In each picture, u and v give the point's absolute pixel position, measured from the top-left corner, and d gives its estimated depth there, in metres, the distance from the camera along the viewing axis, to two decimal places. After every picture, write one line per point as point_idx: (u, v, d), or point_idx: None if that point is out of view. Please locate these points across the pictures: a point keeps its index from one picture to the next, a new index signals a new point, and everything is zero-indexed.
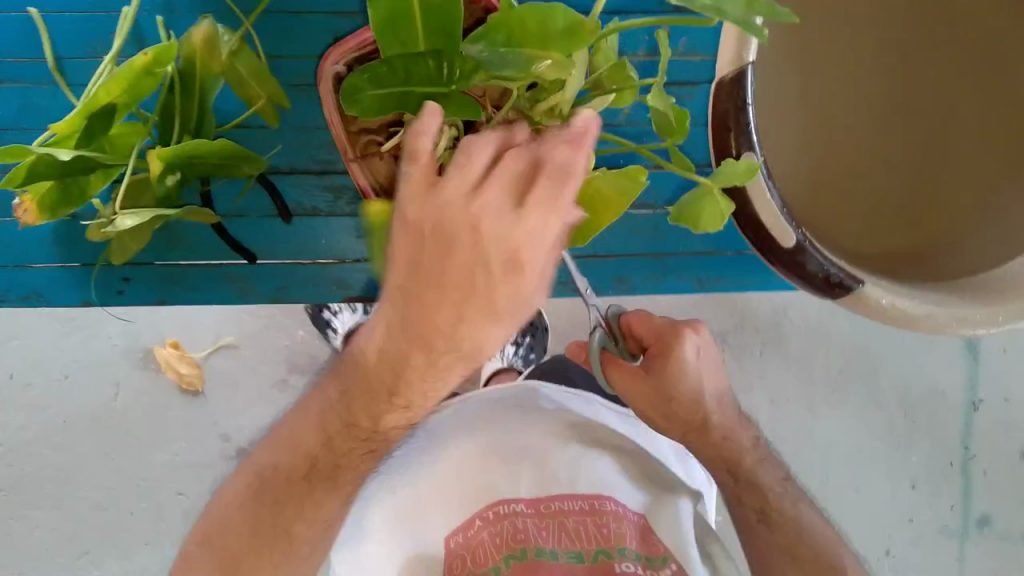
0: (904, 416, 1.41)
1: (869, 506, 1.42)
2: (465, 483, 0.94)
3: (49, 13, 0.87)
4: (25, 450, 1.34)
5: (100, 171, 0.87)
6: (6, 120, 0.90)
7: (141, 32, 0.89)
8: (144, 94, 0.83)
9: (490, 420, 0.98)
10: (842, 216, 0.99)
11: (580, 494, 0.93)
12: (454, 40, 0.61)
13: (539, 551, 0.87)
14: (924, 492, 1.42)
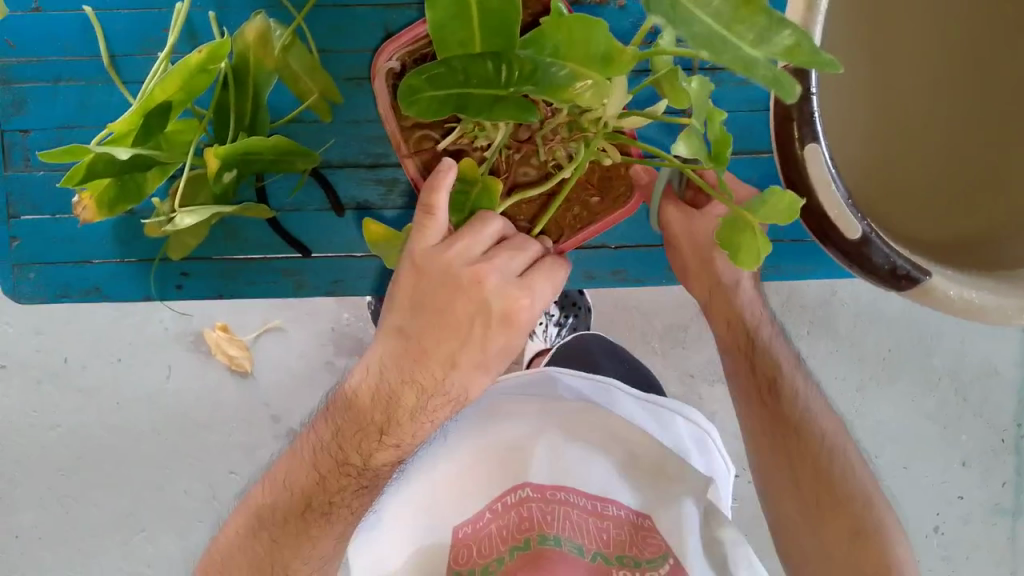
0: (955, 395, 1.39)
1: (919, 491, 1.40)
2: (477, 475, 0.95)
3: (103, 10, 0.87)
4: (79, 432, 1.38)
5: (156, 168, 0.88)
6: (63, 117, 0.89)
7: (194, 27, 0.89)
8: (198, 91, 0.84)
9: (506, 408, 1.01)
10: (910, 210, 0.90)
11: (588, 490, 0.93)
12: (510, 40, 0.61)
13: (543, 538, 0.88)
14: (975, 470, 1.40)
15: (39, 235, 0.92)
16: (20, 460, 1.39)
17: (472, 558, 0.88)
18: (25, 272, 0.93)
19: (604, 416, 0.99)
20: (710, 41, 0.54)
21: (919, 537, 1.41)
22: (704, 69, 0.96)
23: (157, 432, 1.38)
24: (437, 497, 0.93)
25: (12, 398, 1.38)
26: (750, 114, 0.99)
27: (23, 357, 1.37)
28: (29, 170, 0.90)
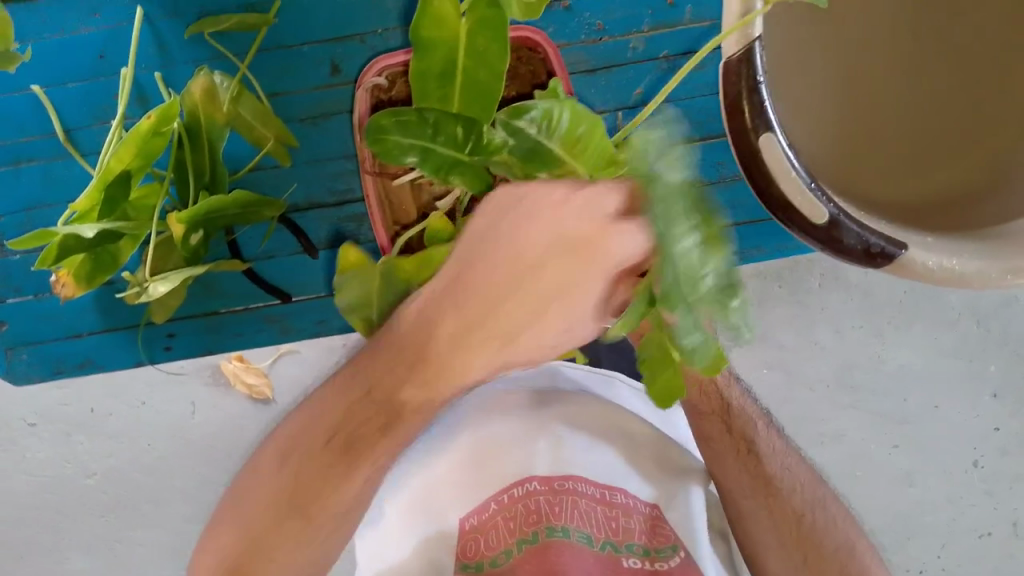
0: (978, 328, 1.32)
1: (950, 430, 1.33)
2: (473, 472, 0.88)
3: (52, 87, 0.87)
4: (59, 504, 1.26)
5: (128, 236, 0.88)
6: (29, 197, 0.90)
7: (143, 90, 0.89)
8: (154, 154, 0.84)
9: (506, 405, 0.93)
10: (882, 171, 0.88)
11: (594, 477, 0.87)
12: (486, 113, 0.66)
13: (551, 530, 0.81)
14: (1009, 401, 1.32)
15: None
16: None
17: (478, 550, 0.82)
18: (17, 353, 0.98)
19: (615, 412, 0.93)
20: (669, 243, 0.41)
21: (956, 482, 1.32)
22: (659, 58, 0.92)
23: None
24: (435, 508, 0.87)
25: None
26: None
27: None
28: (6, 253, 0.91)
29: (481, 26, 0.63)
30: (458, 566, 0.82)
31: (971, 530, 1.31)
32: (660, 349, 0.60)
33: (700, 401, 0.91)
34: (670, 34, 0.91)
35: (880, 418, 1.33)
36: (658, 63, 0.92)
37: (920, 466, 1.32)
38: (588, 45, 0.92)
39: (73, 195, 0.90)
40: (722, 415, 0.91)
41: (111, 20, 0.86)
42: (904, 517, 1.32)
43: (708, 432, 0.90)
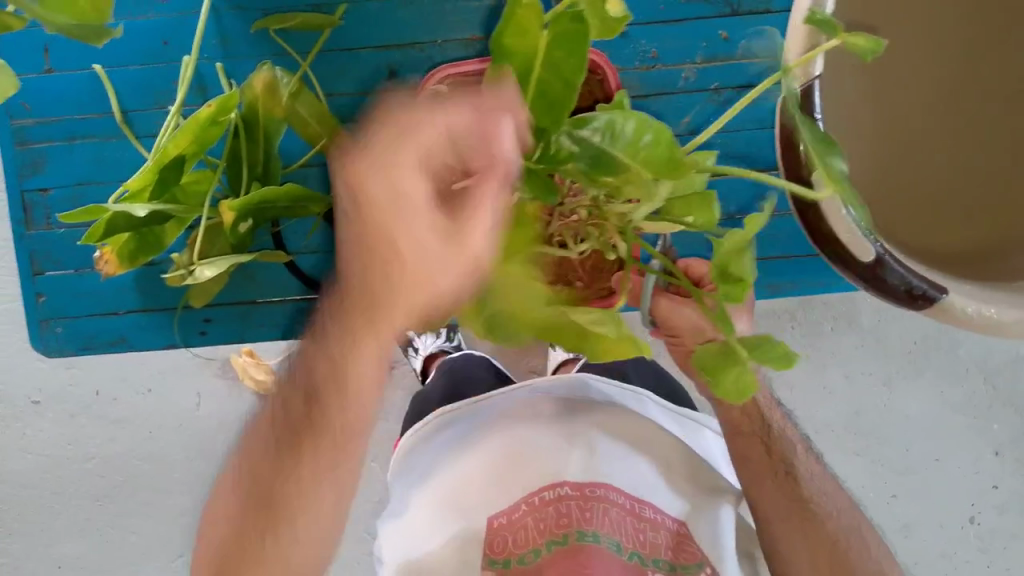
0: (984, 385, 1.33)
1: (951, 483, 1.34)
2: (501, 471, 0.93)
3: (113, 68, 0.88)
4: (95, 470, 1.36)
5: (173, 220, 0.88)
6: (81, 174, 0.91)
7: (203, 80, 0.90)
8: (209, 143, 0.86)
9: (531, 411, 1.00)
10: (914, 213, 0.90)
11: (625, 489, 0.92)
12: (559, 118, 0.66)
13: (582, 534, 0.85)
14: (1008, 460, 1.34)
15: (65, 289, 0.93)
16: (57, 491, 1.36)
17: (507, 547, 0.87)
18: (54, 327, 0.93)
19: (638, 425, 0.99)
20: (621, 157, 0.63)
21: (946, 534, 1.34)
22: (710, 90, 0.91)
23: (189, 458, 1.36)
24: (466, 505, 0.92)
25: (47, 433, 1.35)
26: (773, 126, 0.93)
27: (55, 391, 1.35)
28: (51, 228, 0.91)
29: (556, 42, 0.62)
30: (488, 560, 0.86)
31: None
32: (720, 353, 0.65)
33: (744, 421, 0.99)
34: (724, 68, 0.90)
35: (884, 467, 1.34)
36: (709, 95, 0.91)
37: (920, 516, 1.34)
38: (637, 74, 0.90)
39: (125, 176, 0.91)
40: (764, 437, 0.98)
41: (177, 8, 0.88)
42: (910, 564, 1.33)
43: (745, 451, 0.97)
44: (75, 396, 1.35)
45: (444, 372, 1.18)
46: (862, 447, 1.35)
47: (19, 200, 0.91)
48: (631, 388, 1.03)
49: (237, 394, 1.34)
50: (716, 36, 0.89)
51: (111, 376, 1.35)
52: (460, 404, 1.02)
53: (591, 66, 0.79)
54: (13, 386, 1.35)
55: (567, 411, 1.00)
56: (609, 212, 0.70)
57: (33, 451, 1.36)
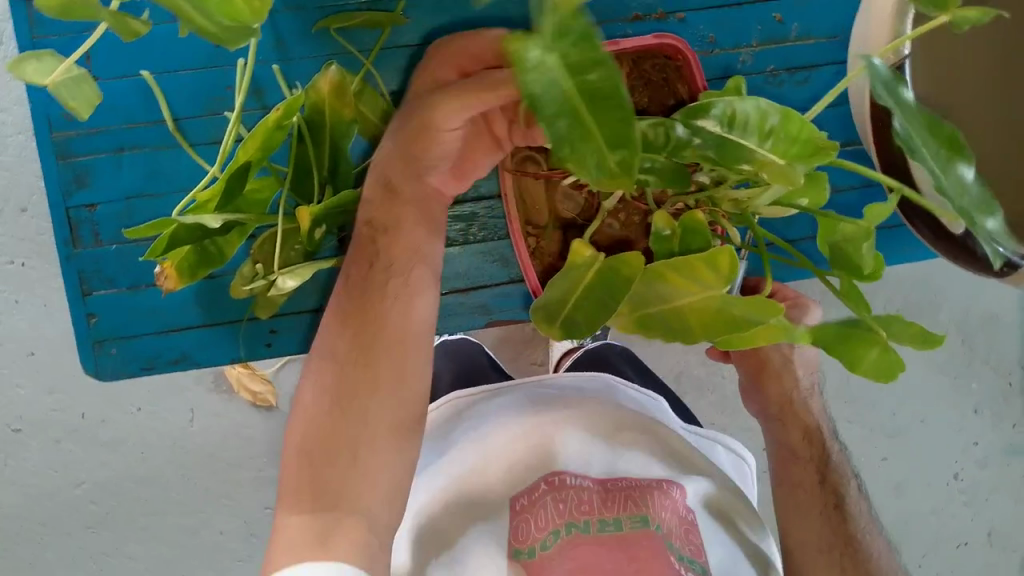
0: (962, 346, 1.37)
1: (936, 444, 1.38)
2: (537, 455, 0.89)
3: (162, 73, 0.84)
4: (81, 499, 1.27)
5: (236, 229, 0.84)
6: (130, 188, 0.87)
7: (259, 83, 0.88)
8: (275, 148, 0.79)
9: (568, 396, 0.94)
10: None
11: (646, 476, 0.88)
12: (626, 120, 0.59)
13: (602, 523, 0.81)
14: (986, 416, 1.38)
15: (118, 308, 0.89)
16: (47, 522, 1.28)
17: (532, 534, 0.82)
18: (107, 348, 0.90)
19: (660, 426, 0.93)
20: (952, 138, 0.55)
21: (930, 493, 1.37)
22: (766, 72, 0.92)
23: (185, 476, 1.28)
24: (488, 493, 0.87)
25: (31, 461, 1.27)
26: (829, 109, 0.93)
27: (37, 417, 1.26)
28: (102, 246, 0.87)
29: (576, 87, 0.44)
30: (513, 550, 0.82)
31: (950, 540, 1.37)
32: (849, 332, 0.64)
33: (801, 446, 0.95)
34: (778, 50, 0.92)
35: (875, 431, 1.37)
36: (766, 77, 0.92)
37: (908, 476, 1.37)
38: (698, 58, 0.91)
39: (180, 186, 0.87)
40: (819, 464, 0.93)
41: None
42: (894, 527, 1.37)
43: (795, 479, 0.93)
44: (65, 420, 1.27)
45: (445, 354, 1.12)
46: (857, 413, 1.37)
47: (63, 218, 0.86)
48: (648, 394, 1.00)
49: (233, 407, 1.28)
50: (772, 18, 0.90)
51: (97, 396, 1.27)
52: (492, 386, 0.97)
53: (672, 52, 0.81)
54: None
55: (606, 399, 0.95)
56: (726, 196, 0.70)
57: (15, 483, 1.27)
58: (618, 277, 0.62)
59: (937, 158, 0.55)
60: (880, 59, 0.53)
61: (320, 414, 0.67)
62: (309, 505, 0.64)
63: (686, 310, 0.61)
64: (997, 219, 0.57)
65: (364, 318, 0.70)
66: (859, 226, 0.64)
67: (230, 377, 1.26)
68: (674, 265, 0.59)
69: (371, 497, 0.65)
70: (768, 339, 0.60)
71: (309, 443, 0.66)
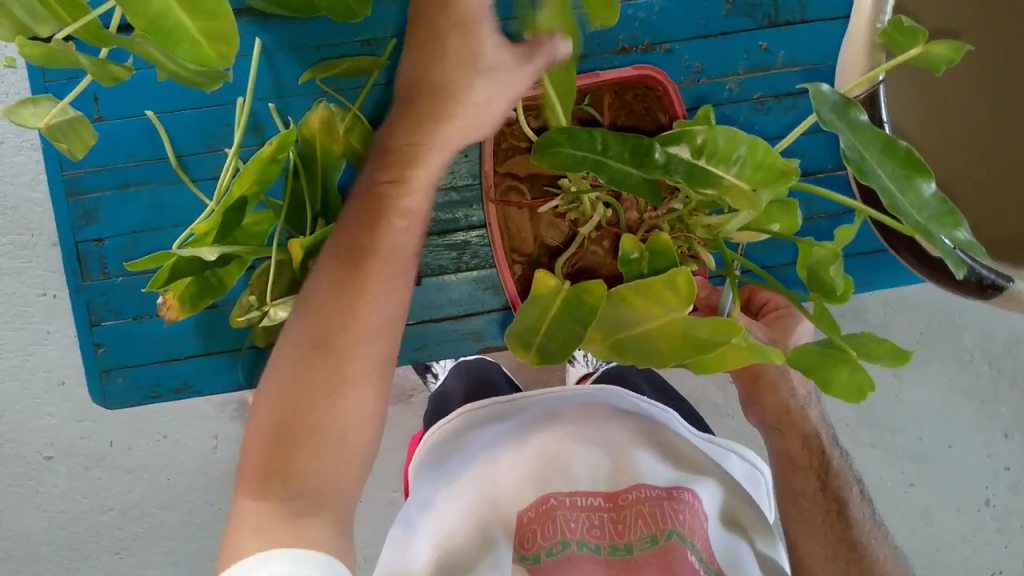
0: (989, 369, 1.34)
1: (963, 471, 1.34)
2: (539, 475, 0.87)
3: (164, 113, 0.88)
4: (109, 525, 1.30)
5: (235, 261, 0.86)
6: (136, 221, 0.90)
7: (256, 119, 0.91)
8: (269, 182, 0.82)
9: (574, 414, 0.93)
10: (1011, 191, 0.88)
11: (658, 484, 0.85)
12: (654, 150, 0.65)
13: (563, 543, 0.80)
14: (1016, 440, 1.34)
15: (125, 338, 0.93)
16: (75, 548, 1.30)
17: (537, 542, 0.81)
18: (114, 377, 0.93)
19: (665, 433, 0.92)
20: (911, 154, 0.56)
21: (958, 521, 1.34)
22: (754, 99, 0.93)
23: (207, 503, 1.30)
24: (492, 496, 0.87)
25: (59, 488, 1.29)
26: (818, 133, 0.93)
27: (66, 445, 1.28)
28: (109, 278, 0.91)
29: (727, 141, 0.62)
30: (518, 556, 0.82)
31: (983, 569, 1.33)
32: (824, 354, 0.64)
33: (800, 454, 0.87)
34: (765, 77, 0.93)
35: (895, 456, 1.34)
36: (753, 104, 0.93)
37: (937, 502, 1.34)
38: (683, 87, 0.92)
39: (183, 220, 0.91)
40: (820, 473, 0.87)
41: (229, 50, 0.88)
42: (922, 555, 1.33)
43: (797, 488, 0.86)
44: (91, 448, 1.29)
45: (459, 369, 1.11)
46: (880, 438, 1.35)
47: (73, 251, 0.90)
48: (656, 403, 0.98)
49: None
50: (759, 46, 0.92)
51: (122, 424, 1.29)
52: (491, 406, 0.98)
53: (651, 83, 0.83)
54: (20, 442, 1.28)
55: (610, 416, 0.93)
56: (695, 225, 0.72)
57: (43, 510, 1.29)
58: (585, 303, 0.63)
59: (891, 178, 0.56)
60: (827, 85, 0.54)
61: (284, 377, 0.63)
62: (261, 486, 0.60)
63: (654, 334, 0.61)
64: (965, 229, 0.56)
65: (353, 254, 0.66)
66: (824, 249, 0.64)
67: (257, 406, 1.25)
68: (634, 288, 0.60)
69: (344, 473, 0.62)
70: (740, 361, 0.59)
71: (272, 409, 0.62)
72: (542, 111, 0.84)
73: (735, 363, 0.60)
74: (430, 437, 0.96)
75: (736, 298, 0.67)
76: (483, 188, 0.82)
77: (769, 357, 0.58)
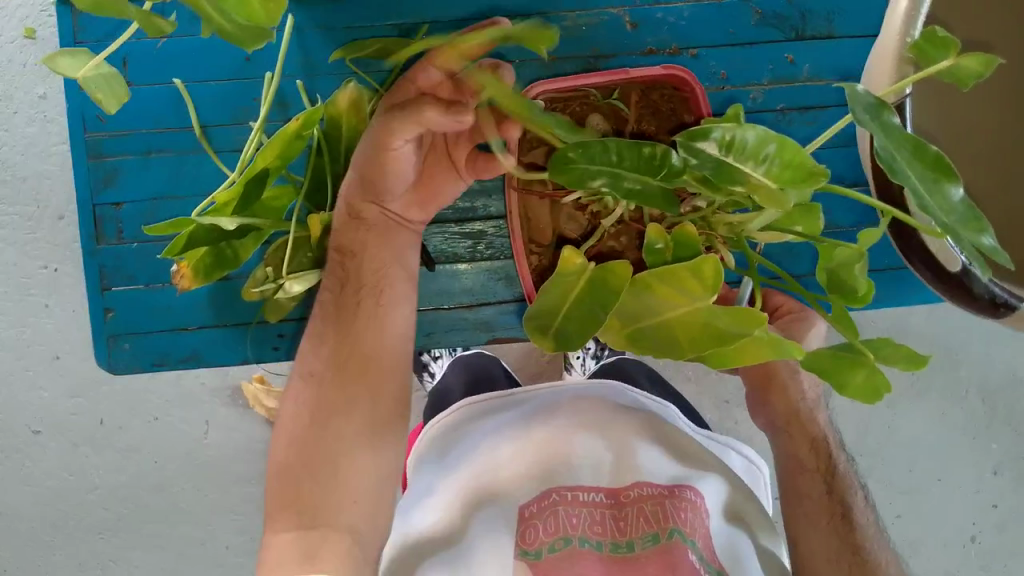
0: (983, 405, 1.33)
1: (953, 503, 1.34)
2: (540, 468, 0.87)
3: (193, 83, 0.88)
4: (95, 504, 1.28)
5: (253, 234, 0.86)
6: (155, 189, 0.91)
7: (282, 96, 0.92)
8: (293, 157, 0.82)
9: (574, 405, 0.93)
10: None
11: (660, 482, 0.86)
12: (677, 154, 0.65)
13: (566, 540, 0.80)
14: (1007, 477, 1.34)
15: (136, 304, 0.92)
16: (60, 524, 1.29)
17: (539, 537, 0.81)
18: (121, 342, 0.93)
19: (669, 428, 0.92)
20: (940, 157, 0.56)
21: (945, 552, 1.34)
22: (777, 111, 0.94)
23: (196, 487, 1.29)
24: (493, 487, 0.88)
25: (48, 463, 1.27)
26: (837, 148, 0.94)
27: (59, 420, 1.26)
28: (124, 244, 0.91)
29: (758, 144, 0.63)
30: (518, 552, 0.81)
31: None
32: (841, 358, 0.64)
33: (808, 457, 0.88)
34: (788, 89, 0.94)
35: (886, 485, 1.34)
36: (776, 115, 0.94)
37: (923, 536, 1.34)
38: (709, 93, 0.93)
39: (202, 190, 0.91)
40: (826, 474, 0.87)
41: None
42: None
43: (802, 488, 0.87)
44: (82, 425, 1.27)
45: (460, 364, 1.11)
46: (874, 465, 1.34)
47: (90, 214, 0.90)
48: (654, 398, 0.98)
49: (247, 421, 1.28)
50: (784, 58, 0.93)
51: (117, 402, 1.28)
52: (491, 398, 0.97)
53: (679, 84, 0.84)
54: (11, 413, 1.26)
55: (611, 408, 0.93)
56: (719, 222, 0.72)
57: (30, 484, 1.28)
58: (608, 286, 0.63)
59: (920, 181, 0.56)
60: (862, 85, 0.55)
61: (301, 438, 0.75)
62: (294, 523, 0.72)
63: (673, 324, 0.62)
64: (990, 235, 0.57)
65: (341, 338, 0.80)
66: (848, 250, 0.65)
67: (248, 392, 1.25)
68: (656, 275, 0.60)
69: (350, 509, 0.73)
70: (758, 354, 0.60)
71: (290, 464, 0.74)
72: (570, 104, 0.84)
73: (753, 357, 0.60)
74: (431, 427, 0.95)
75: (756, 296, 0.68)
76: (506, 176, 0.81)
77: (788, 352, 0.58)
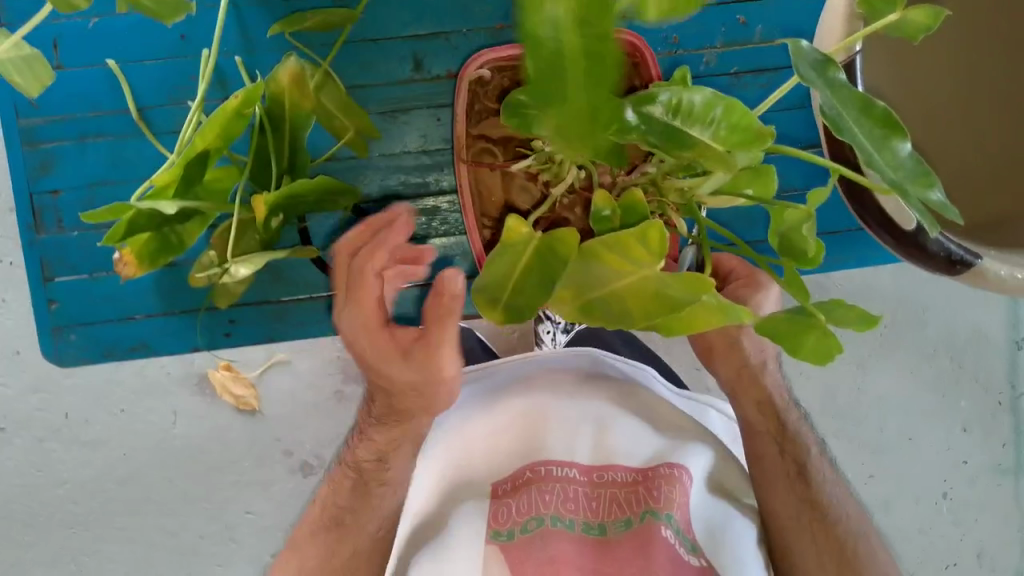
0: (950, 363, 1.33)
1: (921, 462, 1.34)
2: (518, 444, 0.85)
3: (127, 63, 0.85)
4: (61, 500, 1.24)
5: (196, 218, 0.83)
6: (94, 175, 0.88)
7: (222, 74, 0.89)
8: (234, 137, 0.78)
9: (553, 377, 0.90)
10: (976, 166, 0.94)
11: (632, 465, 0.84)
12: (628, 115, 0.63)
13: (539, 519, 0.78)
14: (975, 434, 1.35)
15: (80, 295, 0.91)
16: (28, 522, 1.25)
17: (511, 517, 0.79)
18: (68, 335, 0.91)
19: (645, 392, 0.90)
20: (889, 115, 0.55)
21: (917, 511, 1.35)
22: (731, 73, 0.93)
23: (165, 478, 1.25)
24: (473, 469, 0.85)
25: (11, 461, 1.24)
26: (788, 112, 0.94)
27: (21, 416, 1.23)
28: (65, 233, 0.88)
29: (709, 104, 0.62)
30: (490, 533, 0.79)
31: (938, 559, 1.35)
32: (796, 321, 0.63)
33: (757, 420, 0.91)
34: (741, 52, 0.92)
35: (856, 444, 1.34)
36: (730, 78, 0.93)
37: (894, 494, 1.34)
38: (661, 58, 0.91)
39: (144, 175, 0.88)
40: (777, 437, 0.91)
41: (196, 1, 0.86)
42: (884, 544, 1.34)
43: (759, 451, 0.90)
44: (44, 419, 1.23)
45: None
46: (844, 428, 1.33)
47: (28, 204, 0.88)
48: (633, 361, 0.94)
49: (215, 409, 1.24)
50: (736, 20, 0.91)
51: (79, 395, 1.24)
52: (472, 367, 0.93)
53: (629, 49, 0.83)
54: None
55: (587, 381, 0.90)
56: (669, 188, 0.71)
57: None
58: (554, 254, 0.61)
59: (868, 140, 0.55)
60: (806, 41, 0.54)
61: None
62: None
63: (625, 294, 0.60)
64: (939, 191, 0.55)
65: None
66: (797, 211, 0.63)
67: (213, 380, 1.20)
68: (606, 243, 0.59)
69: None
70: (709, 321, 0.59)
71: None
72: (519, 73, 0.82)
73: (704, 323, 0.59)
74: None
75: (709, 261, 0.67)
76: (455, 146, 0.81)
77: (736, 318, 0.58)
